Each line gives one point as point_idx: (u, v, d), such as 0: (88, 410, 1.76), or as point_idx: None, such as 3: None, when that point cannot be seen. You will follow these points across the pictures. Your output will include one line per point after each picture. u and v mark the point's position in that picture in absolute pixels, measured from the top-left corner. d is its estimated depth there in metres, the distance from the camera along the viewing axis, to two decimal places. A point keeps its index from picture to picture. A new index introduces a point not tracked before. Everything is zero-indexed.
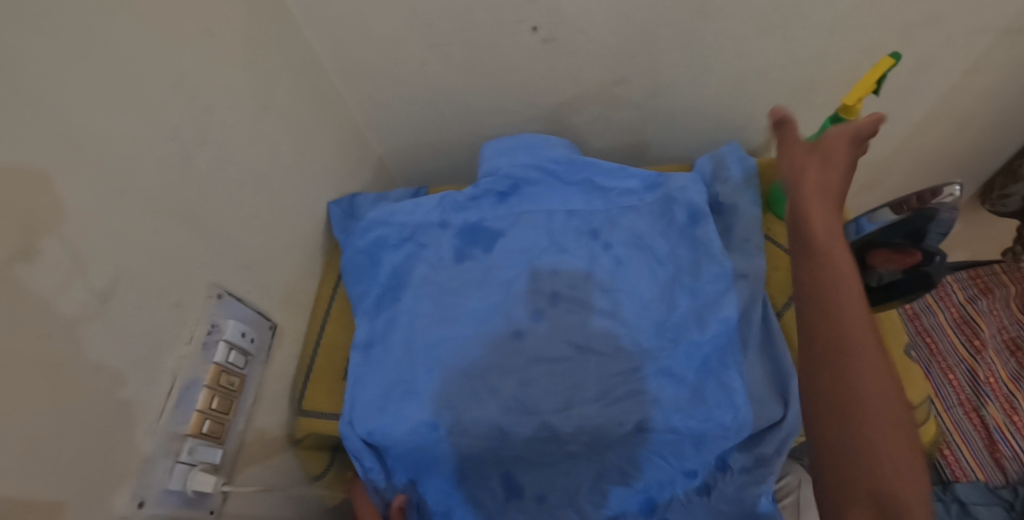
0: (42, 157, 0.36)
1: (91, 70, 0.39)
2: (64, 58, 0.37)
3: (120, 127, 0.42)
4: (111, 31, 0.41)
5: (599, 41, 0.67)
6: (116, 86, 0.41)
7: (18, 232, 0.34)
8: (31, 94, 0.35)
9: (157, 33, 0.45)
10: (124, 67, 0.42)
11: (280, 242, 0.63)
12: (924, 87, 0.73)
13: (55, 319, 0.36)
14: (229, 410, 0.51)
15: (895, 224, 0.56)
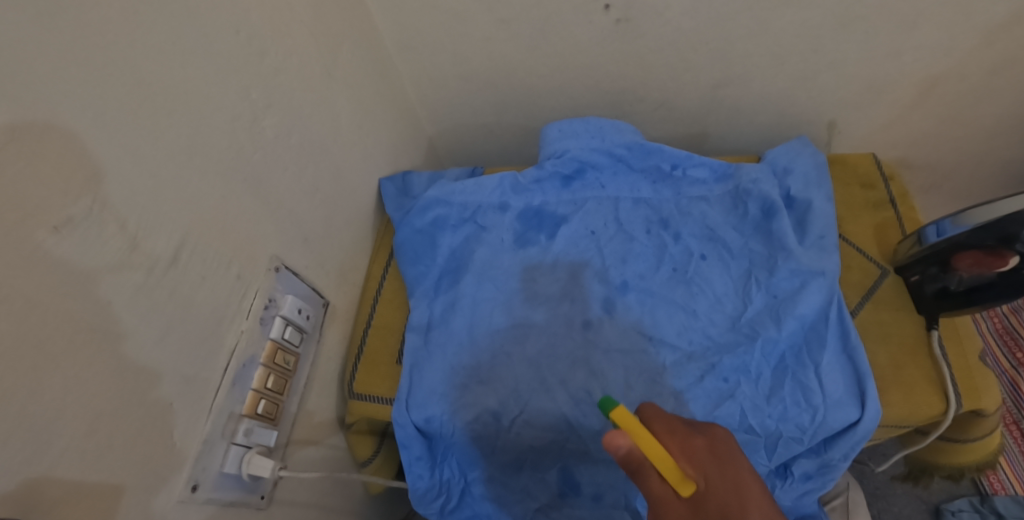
0: (123, 116, 0.36)
1: (168, 32, 0.40)
2: (146, 19, 0.38)
3: (191, 89, 0.42)
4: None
5: (674, 25, 0.64)
6: (191, 50, 0.42)
7: (89, 188, 0.34)
8: (117, 54, 0.36)
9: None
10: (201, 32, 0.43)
11: (338, 222, 0.62)
12: (1012, 84, 0.68)
13: (127, 279, 0.37)
14: (283, 390, 0.51)
15: (984, 226, 0.51)
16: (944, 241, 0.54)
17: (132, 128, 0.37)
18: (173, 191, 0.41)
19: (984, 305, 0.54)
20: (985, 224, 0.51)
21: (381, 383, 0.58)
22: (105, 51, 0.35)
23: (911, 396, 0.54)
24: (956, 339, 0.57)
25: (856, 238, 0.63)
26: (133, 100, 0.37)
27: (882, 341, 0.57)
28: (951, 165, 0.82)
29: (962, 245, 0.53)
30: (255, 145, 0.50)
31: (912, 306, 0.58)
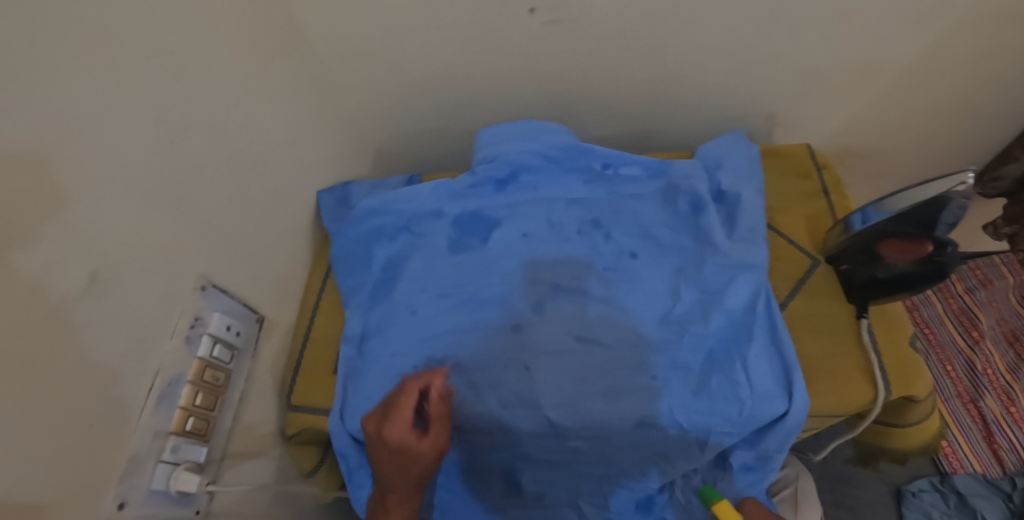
0: (36, 142, 0.37)
1: (83, 57, 0.40)
2: (55, 46, 0.38)
3: (110, 113, 0.43)
4: (102, 21, 0.42)
5: (602, 25, 0.64)
6: (109, 74, 0.42)
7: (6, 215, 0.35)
8: (27, 81, 0.36)
9: (149, 22, 0.46)
10: (117, 56, 0.43)
11: (272, 236, 0.63)
12: (940, 73, 0.69)
13: (44, 302, 0.37)
14: (214, 406, 0.52)
15: (904, 213, 0.51)
16: (869, 228, 0.54)
17: (42, 154, 0.37)
18: (89, 217, 0.41)
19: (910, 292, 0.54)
20: (905, 211, 0.51)
21: (320, 393, 0.60)
22: (14, 78, 0.35)
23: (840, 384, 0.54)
24: (887, 326, 0.57)
25: (788, 229, 0.63)
26: (43, 126, 0.37)
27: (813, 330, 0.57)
28: (894, 150, 0.83)
29: (885, 232, 0.53)
30: (178, 165, 0.50)
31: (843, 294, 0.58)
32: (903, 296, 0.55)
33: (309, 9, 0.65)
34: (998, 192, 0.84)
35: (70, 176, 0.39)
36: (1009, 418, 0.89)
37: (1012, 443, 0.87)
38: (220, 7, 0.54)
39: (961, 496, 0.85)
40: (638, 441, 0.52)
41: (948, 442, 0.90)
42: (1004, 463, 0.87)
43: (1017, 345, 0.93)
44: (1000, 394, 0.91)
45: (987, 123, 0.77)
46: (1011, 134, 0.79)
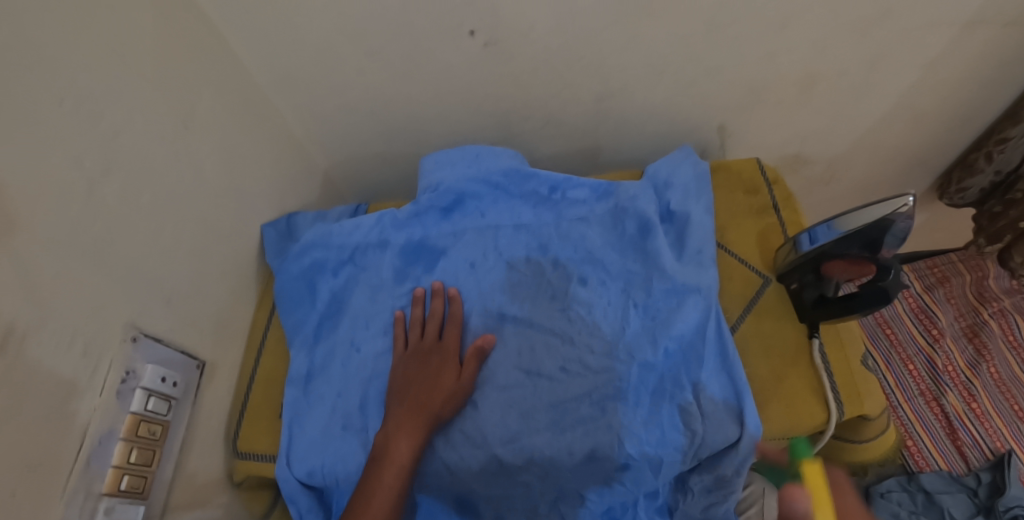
0: None
1: None
2: None
3: (9, 166, 0.40)
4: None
5: (542, 45, 0.63)
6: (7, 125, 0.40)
7: None
8: None
9: (54, 63, 0.44)
10: (16, 105, 0.41)
11: (210, 275, 0.61)
12: (881, 82, 0.70)
13: None
14: (151, 461, 0.50)
15: (850, 235, 0.50)
16: (816, 249, 0.53)
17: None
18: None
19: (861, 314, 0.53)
20: (849, 233, 0.50)
21: (265, 439, 0.60)
22: None
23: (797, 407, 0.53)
24: (838, 344, 0.57)
25: (738, 247, 0.63)
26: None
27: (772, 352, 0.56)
28: (843, 155, 0.83)
29: (829, 254, 0.53)
30: (97, 214, 0.48)
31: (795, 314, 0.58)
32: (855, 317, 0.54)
33: (241, 37, 0.63)
34: (965, 201, 0.87)
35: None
36: (970, 414, 0.90)
37: (975, 439, 0.88)
38: (141, 42, 0.52)
39: (928, 494, 0.85)
40: (589, 473, 0.52)
41: (913, 440, 0.91)
42: (968, 460, 0.87)
43: (976, 340, 0.95)
44: (961, 391, 0.92)
45: (931, 127, 0.78)
46: (956, 136, 0.80)
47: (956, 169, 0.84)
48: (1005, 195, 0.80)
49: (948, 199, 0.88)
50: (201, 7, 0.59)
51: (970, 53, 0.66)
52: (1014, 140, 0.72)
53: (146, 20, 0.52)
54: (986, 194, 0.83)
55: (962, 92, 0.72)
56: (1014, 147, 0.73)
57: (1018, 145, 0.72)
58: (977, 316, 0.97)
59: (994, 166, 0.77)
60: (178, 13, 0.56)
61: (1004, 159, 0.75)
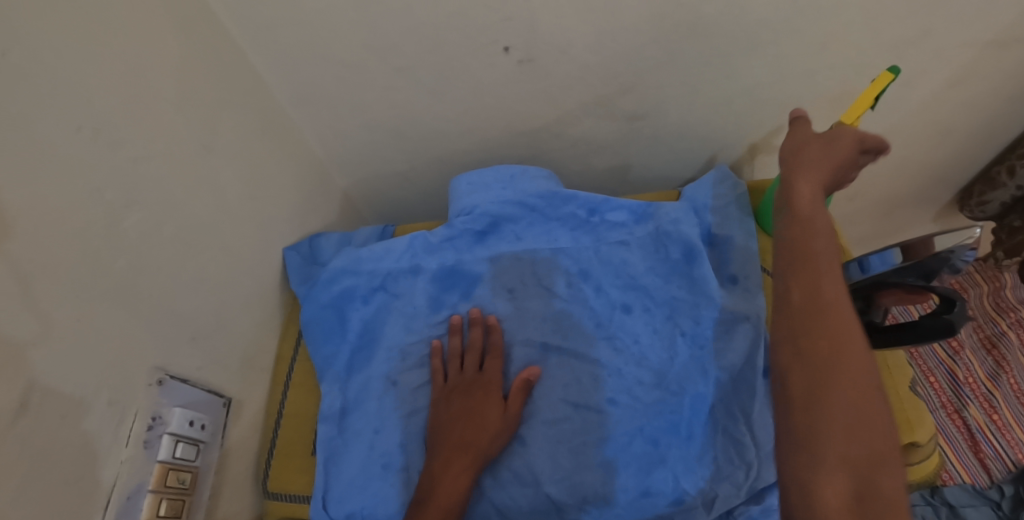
0: None
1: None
2: None
3: (30, 206, 0.37)
4: (17, 99, 0.36)
5: (579, 62, 0.61)
6: (25, 161, 0.37)
7: None
8: None
9: (77, 90, 0.41)
10: (35, 135, 0.37)
11: (236, 306, 0.58)
12: (914, 99, 0.69)
13: None
14: (181, 512, 0.47)
15: (907, 266, 0.48)
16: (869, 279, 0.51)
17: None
18: (16, 330, 0.35)
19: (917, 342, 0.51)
20: (906, 265, 0.48)
21: (298, 478, 0.56)
22: None
23: (882, 477, 0.31)
24: (884, 367, 0.56)
25: None
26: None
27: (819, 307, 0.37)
28: (871, 170, 0.83)
29: (884, 282, 0.50)
30: (117, 251, 0.44)
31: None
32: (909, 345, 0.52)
33: (263, 54, 0.60)
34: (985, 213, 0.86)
35: None
36: (992, 425, 0.91)
37: (997, 451, 0.89)
38: (161, 62, 0.49)
39: (953, 507, 0.86)
40: (642, 511, 0.50)
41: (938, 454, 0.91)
42: (991, 472, 0.88)
43: (995, 352, 0.95)
44: (981, 402, 0.93)
45: (958, 142, 0.78)
46: (982, 151, 0.80)
47: (979, 182, 0.83)
48: None
49: (968, 212, 0.88)
50: (223, 23, 0.56)
51: (1003, 70, 0.65)
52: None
53: (168, 39, 0.49)
54: (1008, 207, 0.83)
55: (990, 108, 0.71)
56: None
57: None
58: (996, 327, 0.96)
59: (1017, 181, 0.76)
60: (200, 31, 0.53)
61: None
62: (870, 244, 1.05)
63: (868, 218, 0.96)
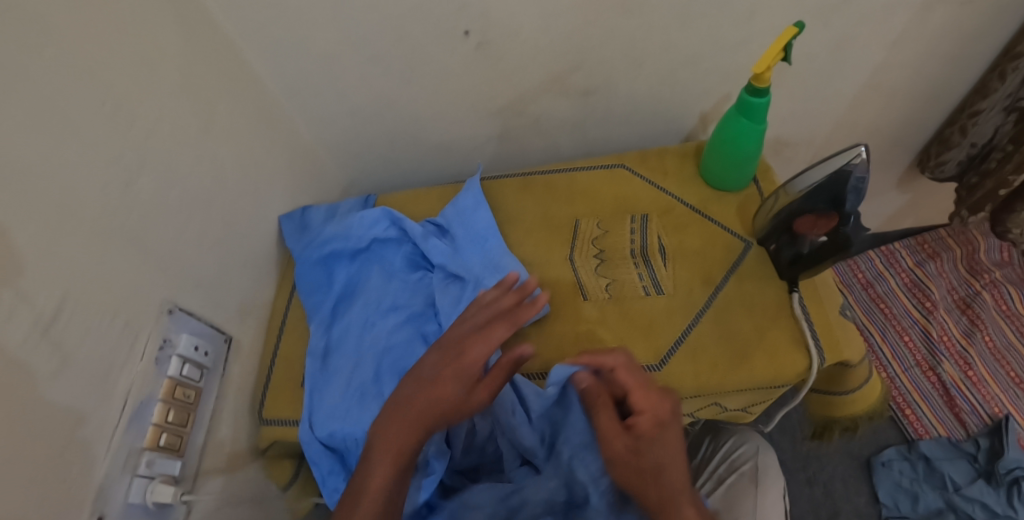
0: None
1: (27, 104, 0.43)
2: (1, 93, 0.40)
3: (62, 154, 0.46)
4: (53, 70, 0.45)
5: (531, 43, 0.70)
6: (56, 120, 0.45)
7: None
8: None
9: (101, 70, 0.50)
10: (65, 100, 0.46)
11: (234, 261, 0.67)
12: (847, 65, 0.75)
13: (9, 338, 0.40)
14: (186, 422, 0.55)
15: (815, 190, 0.54)
16: (787, 209, 0.58)
17: (6, 199, 0.40)
18: (53, 249, 0.44)
19: (833, 262, 0.58)
20: (813, 189, 0.54)
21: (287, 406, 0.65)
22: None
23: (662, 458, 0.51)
24: (817, 298, 0.60)
25: (721, 218, 0.67)
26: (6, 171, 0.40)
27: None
28: (821, 138, 0.88)
29: (800, 210, 0.57)
30: (133, 202, 0.53)
31: (775, 272, 0.62)
32: (828, 265, 0.58)
33: (257, 48, 0.70)
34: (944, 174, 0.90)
35: (31, 211, 0.43)
36: (967, 381, 0.94)
37: (972, 406, 0.92)
38: (169, 52, 0.58)
39: (929, 461, 0.89)
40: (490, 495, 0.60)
41: (912, 409, 0.93)
42: (967, 425, 0.91)
43: (969, 312, 0.99)
44: (957, 360, 0.95)
45: (901, 105, 0.83)
46: (927, 114, 0.85)
47: (934, 145, 0.88)
48: (980, 166, 0.86)
49: (928, 173, 0.91)
50: (220, 23, 0.66)
51: (924, 35, 0.71)
52: (986, 112, 0.77)
53: (174, 33, 0.59)
54: (965, 167, 0.88)
55: (923, 72, 0.77)
56: (987, 118, 0.78)
57: (990, 116, 0.77)
58: (970, 289, 1.00)
59: (971, 138, 0.81)
60: (201, 28, 0.63)
61: (978, 129, 0.80)
62: None
63: None
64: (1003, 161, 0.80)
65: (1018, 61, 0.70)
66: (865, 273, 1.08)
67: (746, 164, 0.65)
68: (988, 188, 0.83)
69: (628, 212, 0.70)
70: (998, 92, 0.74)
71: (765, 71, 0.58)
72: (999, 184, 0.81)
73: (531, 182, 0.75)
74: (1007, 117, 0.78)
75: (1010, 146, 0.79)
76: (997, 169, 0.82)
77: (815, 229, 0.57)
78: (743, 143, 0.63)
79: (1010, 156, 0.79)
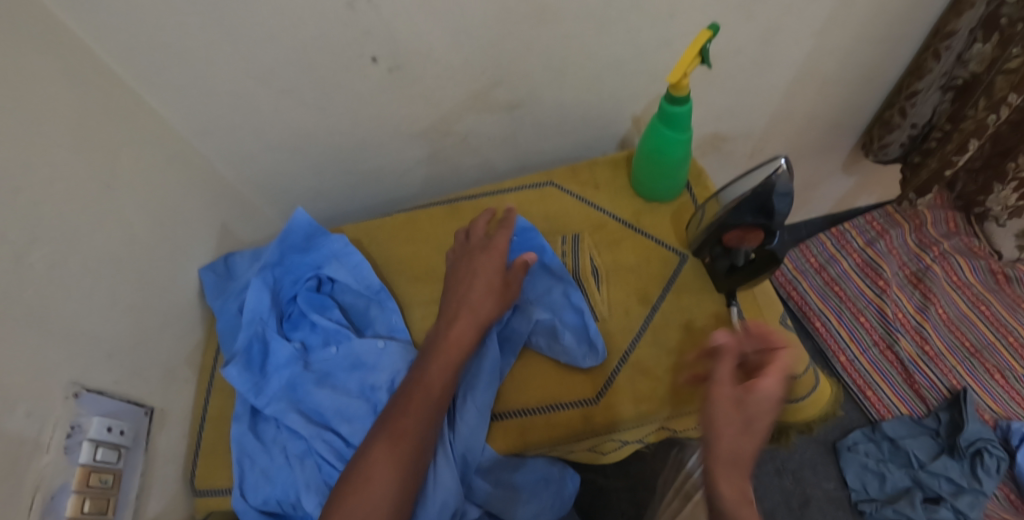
0: None
1: None
2: None
3: None
4: None
5: (445, 62, 0.66)
6: None
7: None
8: None
9: None
10: None
11: (151, 324, 0.64)
12: (777, 55, 0.72)
13: None
14: (106, 510, 0.51)
15: (740, 203, 0.53)
16: (714, 224, 0.56)
17: None
18: None
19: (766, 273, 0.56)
20: (739, 202, 0.53)
21: (220, 472, 0.63)
22: None
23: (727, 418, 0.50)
24: (756, 309, 0.59)
25: (655, 230, 0.66)
26: None
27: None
28: (761, 128, 0.86)
29: (726, 224, 0.55)
30: (26, 281, 0.48)
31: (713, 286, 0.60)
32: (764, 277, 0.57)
33: (158, 94, 0.65)
34: (888, 154, 0.89)
35: None
36: (923, 356, 0.95)
37: (931, 381, 0.93)
38: (56, 114, 0.53)
39: (893, 440, 0.90)
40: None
41: (873, 390, 0.96)
42: (927, 401, 0.92)
43: (920, 286, 1.01)
44: (912, 335, 0.97)
45: (839, 89, 0.81)
46: (864, 95, 0.84)
47: (876, 127, 0.87)
48: (923, 145, 0.87)
49: (873, 156, 0.90)
50: (114, 73, 0.61)
51: (850, 18, 0.69)
52: (923, 92, 0.76)
53: (58, 91, 0.54)
54: (908, 148, 0.89)
55: (858, 54, 0.75)
56: (925, 98, 0.78)
57: (928, 97, 0.77)
58: (921, 263, 1.02)
59: (910, 120, 0.81)
60: (92, 82, 0.58)
61: (917, 110, 0.80)
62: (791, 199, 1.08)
63: None
64: (943, 140, 0.83)
65: (950, 39, 0.69)
66: (817, 257, 1.08)
67: (674, 174, 0.63)
68: (933, 167, 0.85)
69: (560, 232, 0.68)
70: (933, 72, 0.73)
71: (681, 80, 0.56)
72: (943, 163, 0.82)
73: (458, 207, 0.73)
74: (943, 97, 0.80)
75: (948, 125, 0.82)
76: (939, 148, 0.84)
77: (747, 238, 0.55)
78: (669, 155, 0.61)
79: (950, 135, 0.82)
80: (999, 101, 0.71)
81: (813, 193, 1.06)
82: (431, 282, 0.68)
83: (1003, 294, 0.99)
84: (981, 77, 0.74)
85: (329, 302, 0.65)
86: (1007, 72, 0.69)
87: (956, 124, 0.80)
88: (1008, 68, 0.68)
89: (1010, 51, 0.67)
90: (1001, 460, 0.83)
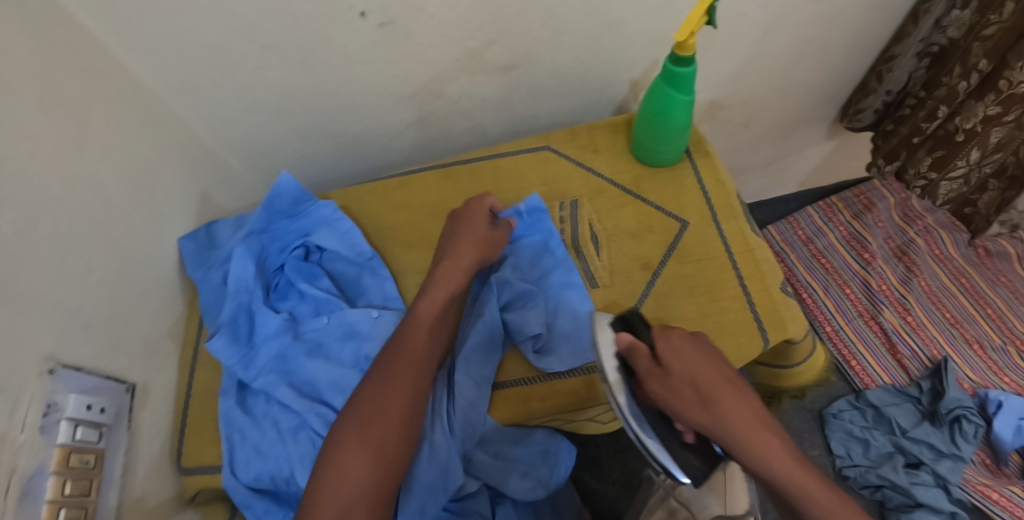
0: None
1: None
2: None
3: None
4: None
5: (439, 17, 0.62)
6: None
7: None
8: None
9: None
10: None
11: (131, 296, 0.60)
12: (782, 19, 0.70)
13: None
14: (88, 491, 0.48)
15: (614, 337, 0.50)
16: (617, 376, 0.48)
17: None
18: None
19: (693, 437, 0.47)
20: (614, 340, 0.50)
21: (208, 450, 0.62)
22: None
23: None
24: (758, 275, 0.59)
25: (655, 195, 0.65)
26: None
27: (786, 492, 0.42)
28: (759, 97, 0.85)
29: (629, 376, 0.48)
30: None
31: (727, 252, 0.61)
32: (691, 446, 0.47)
33: (129, 49, 0.60)
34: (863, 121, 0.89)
35: None
36: (906, 326, 0.97)
37: (914, 351, 0.96)
38: (12, 66, 0.48)
39: (876, 408, 0.92)
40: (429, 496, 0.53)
41: (857, 359, 0.98)
42: (909, 371, 0.95)
43: (905, 259, 1.03)
44: (896, 307, 0.99)
45: (841, 57, 0.80)
46: (862, 64, 0.83)
47: (856, 95, 0.88)
48: (896, 113, 0.87)
49: (846, 122, 0.91)
50: (80, 22, 0.55)
51: None
52: (900, 57, 0.77)
53: (17, 41, 0.48)
54: (880, 114, 0.88)
55: (864, 19, 0.73)
56: (901, 64, 0.77)
57: (904, 62, 0.77)
58: (905, 236, 1.04)
59: (886, 85, 0.81)
60: (54, 32, 0.52)
61: (893, 76, 0.79)
62: (783, 172, 1.08)
63: (770, 142, 0.98)
64: (917, 108, 0.82)
65: (930, 2, 0.69)
66: (805, 229, 1.11)
67: (675, 137, 0.62)
68: (903, 134, 0.86)
69: (559, 198, 0.67)
70: (912, 37, 0.74)
71: (687, 38, 0.53)
72: (914, 130, 0.84)
73: (452, 171, 0.70)
74: (920, 63, 0.78)
75: (922, 92, 0.81)
76: (911, 116, 0.84)
77: (639, 342, 0.47)
78: (669, 120, 0.60)
79: (923, 103, 0.81)
80: (972, 67, 0.71)
81: (802, 167, 1.07)
82: (429, 250, 0.66)
83: (985, 268, 1.01)
84: (958, 43, 0.72)
85: (318, 271, 0.63)
86: (983, 38, 0.69)
87: (931, 91, 0.79)
88: (985, 34, 0.68)
89: (988, 16, 0.66)
90: (979, 426, 0.86)
